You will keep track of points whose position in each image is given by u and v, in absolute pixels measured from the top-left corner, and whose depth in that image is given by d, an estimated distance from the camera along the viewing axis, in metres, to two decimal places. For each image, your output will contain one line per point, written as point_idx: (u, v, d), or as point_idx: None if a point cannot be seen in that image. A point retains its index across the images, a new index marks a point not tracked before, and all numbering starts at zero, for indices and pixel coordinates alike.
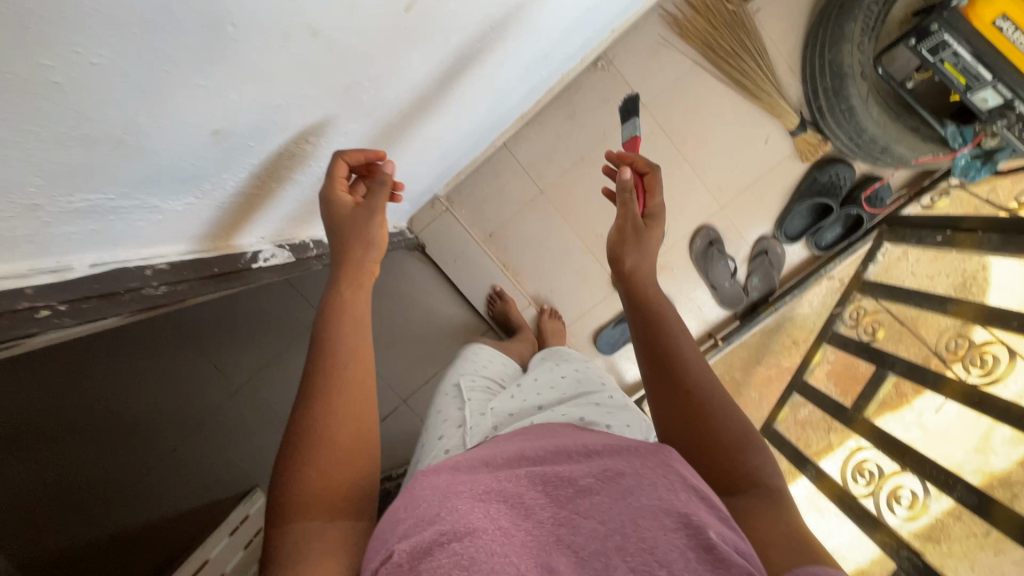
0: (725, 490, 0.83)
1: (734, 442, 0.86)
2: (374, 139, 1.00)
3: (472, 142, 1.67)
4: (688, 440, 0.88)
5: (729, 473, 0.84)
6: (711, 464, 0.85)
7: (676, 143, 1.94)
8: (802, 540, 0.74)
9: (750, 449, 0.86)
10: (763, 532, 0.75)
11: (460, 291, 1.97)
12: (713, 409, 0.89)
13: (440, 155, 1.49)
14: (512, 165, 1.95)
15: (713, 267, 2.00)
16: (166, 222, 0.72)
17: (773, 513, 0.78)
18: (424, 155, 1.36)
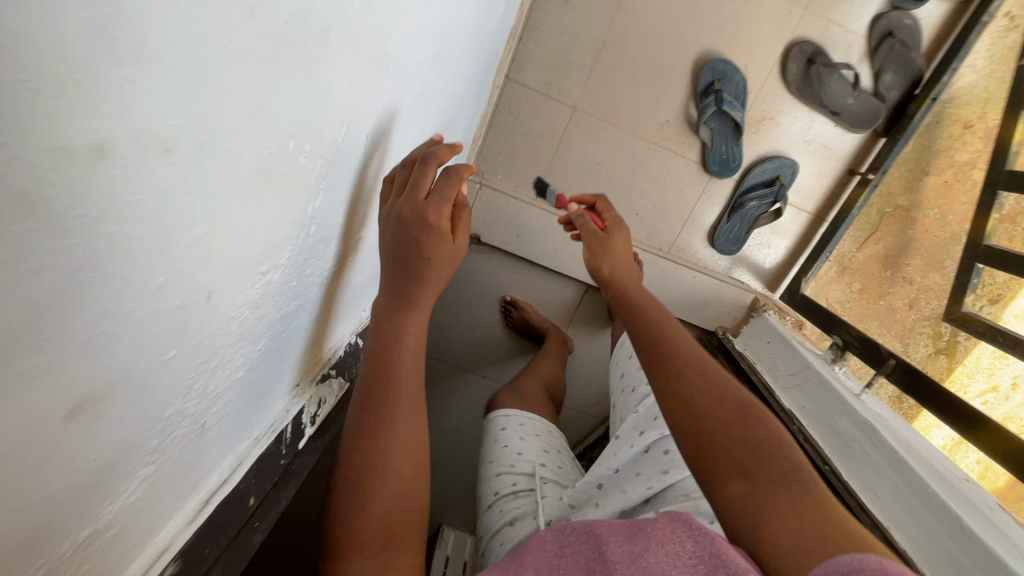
0: (719, 479, 0.64)
1: (736, 407, 0.71)
2: (397, 135, 0.73)
3: (478, 77, 1.21)
4: (681, 419, 0.71)
5: (741, 455, 0.65)
6: (714, 453, 0.66)
7: (726, 29, 1.43)
8: (800, 544, 0.54)
9: (766, 435, 0.67)
10: (772, 528, 0.57)
11: (516, 266, 1.66)
12: (710, 381, 0.73)
13: (457, 102, 1.08)
14: (525, 96, 1.50)
15: (825, 89, 1.44)
16: (172, 495, 0.49)
17: (781, 487, 0.61)
18: (451, 88, 0.96)
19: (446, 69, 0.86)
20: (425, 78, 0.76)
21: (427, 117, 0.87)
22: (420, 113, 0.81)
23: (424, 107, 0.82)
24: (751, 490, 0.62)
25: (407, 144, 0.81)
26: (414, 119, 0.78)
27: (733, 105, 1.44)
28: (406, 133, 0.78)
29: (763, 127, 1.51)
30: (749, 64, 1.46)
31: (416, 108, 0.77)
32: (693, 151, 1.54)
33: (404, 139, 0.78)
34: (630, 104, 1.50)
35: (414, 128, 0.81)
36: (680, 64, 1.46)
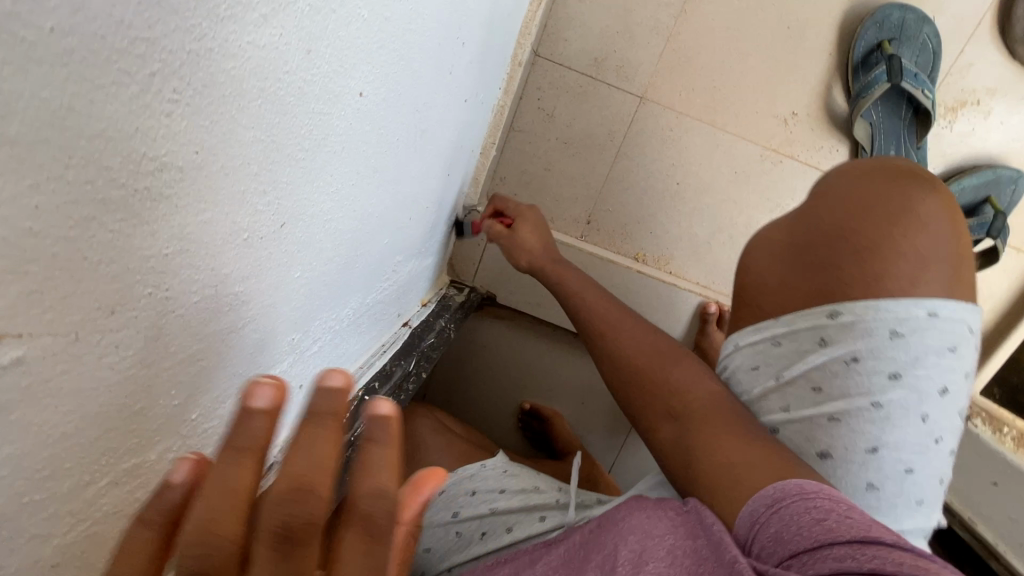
0: (651, 425, 0.59)
1: (665, 354, 0.63)
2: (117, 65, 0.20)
3: (485, 34, 0.65)
4: (614, 370, 0.67)
5: (669, 401, 0.58)
6: (643, 398, 0.61)
7: None
8: (721, 481, 0.48)
9: (699, 378, 0.59)
10: (709, 468, 0.50)
11: (550, 336, 1.11)
12: (631, 344, 0.66)
13: (435, 69, 0.52)
14: (565, 82, 0.97)
15: None
16: None
17: (721, 440, 0.51)
18: (405, 18, 0.40)
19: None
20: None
21: (298, 78, 0.29)
22: (228, 51, 0.23)
23: (254, 35, 0.25)
24: (681, 442, 0.54)
25: (197, 155, 0.24)
26: (189, 68, 0.22)
27: (918, 79, 0.88)
28: (164, 118, 0.21)
29: (961, 116, 0.91)
30: (934, 16, 0.89)
31: (182, 18, 0.20)
32: (838, 162, 0.95)
33: (159, 137, 0.21)
34: (734, 88, 0.94)
35: (222, 101, 0.24)
36: (818, 21, 0.90)
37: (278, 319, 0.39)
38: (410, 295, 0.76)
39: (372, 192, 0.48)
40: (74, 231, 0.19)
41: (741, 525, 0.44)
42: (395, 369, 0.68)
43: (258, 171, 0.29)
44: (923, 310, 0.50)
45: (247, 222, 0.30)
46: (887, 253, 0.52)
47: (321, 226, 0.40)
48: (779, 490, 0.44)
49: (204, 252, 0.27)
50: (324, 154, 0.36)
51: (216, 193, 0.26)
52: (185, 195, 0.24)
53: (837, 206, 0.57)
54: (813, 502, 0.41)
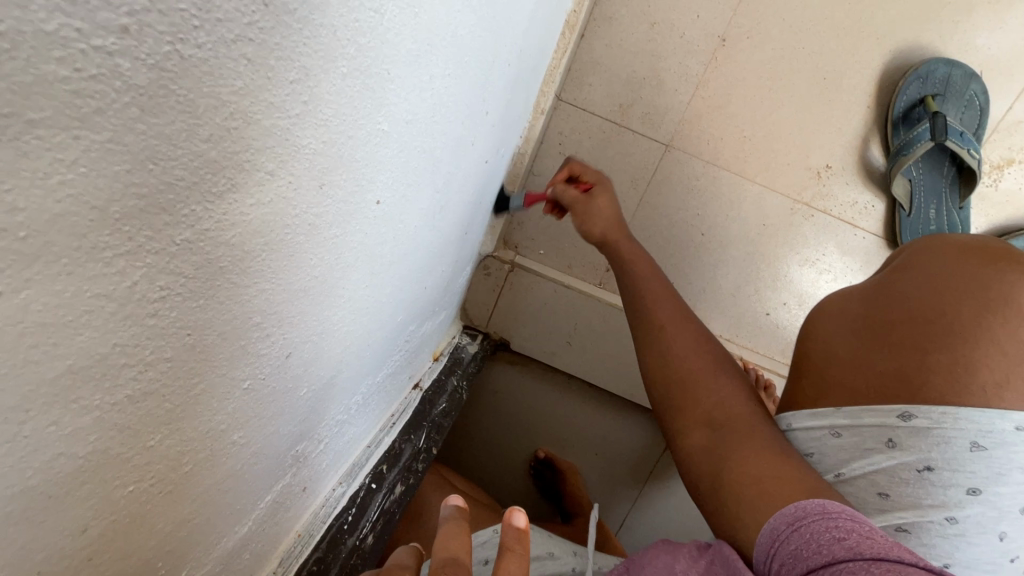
0: (680, 424, 0.51)
1: (714, 359, 0.55)
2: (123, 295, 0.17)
3: (509, 94, 0.61)
4: (652, 358, 0.57)
5: (705, 405, 0.51)
6: (679, 399, 0.53)
7: (932, 12, 0.83)
8: (750, 493, 0.42)
9: (741, 390, 0.52)
10: (736, 480, 0.44)
11: (565, 384, 1.07)
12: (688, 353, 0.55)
13: (456, 147, 0.48)
14: (589, 128, 0.94)
15: None
16: None
17: (757, 455, 0.45)
18: (426, 115, 0.36)
19: (372, 57, 0.26)
20: (191, 73, 0.15)
21: (307, 215, 0.26)
22: (228, 221, 0.20)
23: (258, 193, 0.21)
24: (721, 453, 0.47)
25: (190, 337, 0.21)
26: (179, 258, 0.18)
27: (964, 138, 0.85)
28: (149, 318, 0.18)
29: (1007, 175, 0.87)
30: (981, 70, 0.85)
31: (172, 213, 0.17)
32: (873, 218, 0.90)
33: (144, 340, 0.18)
34: (765, 138, 0.90)
35: (219, 274, 0.21)
36: (856, 73, 0.86)
37: (280, 440, 0.35)
38: (424, 356, 0.72)
39: (387, 284, 0.45)
40: (35, 479, 0.16)
41: (761, 544, 0.39)
42: (403, 448, 0.65)
43: (259, 321, 0.26)
44: (1010, 424, 0.45)
45: (245, 372, 0.27)
46: (979, 344, 0.47)
47: (327, 338, 0.37)
48: (801, 507, 0.39)
49: (197, 421, 0.24)
50: (334, 272, 0.33)
51: (210, 362, 0.23)
52: (174, 385, 0.21)
53: (932, 287, 0.51)
54: (836, 521, 0.36)
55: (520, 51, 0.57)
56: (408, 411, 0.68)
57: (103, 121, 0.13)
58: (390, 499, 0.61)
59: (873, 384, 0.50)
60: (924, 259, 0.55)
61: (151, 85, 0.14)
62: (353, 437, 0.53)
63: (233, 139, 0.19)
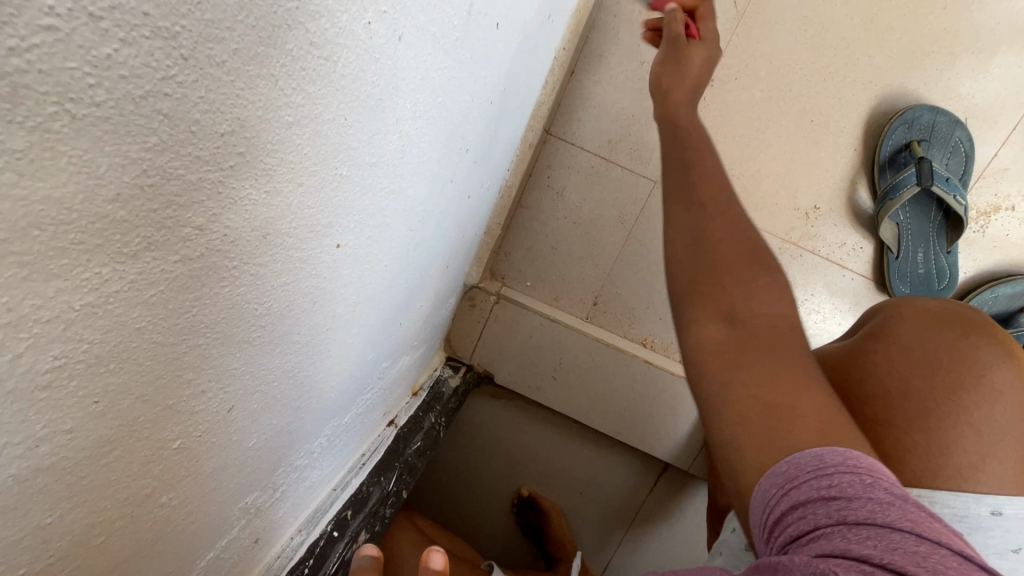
0: (698, 313, 0.47)
1: (754, 250, 0.49)
2: (4, 370, 0.15)
3: (491, 131, 0.61)
4: (684, 235, 0.51)
5: (737, 305, 0.46)
6: (704, 284, 0.48)
7: (917, 59, 0.84)
8: (771, 416, 0.40)
9: (780, 289, 0.47)
10: (746, 396, 0.41)
11: (551, 419, 1.04)
12: (727, 243, 0.49)
13: (432, 185, 0.48)
14: (578, 161, 0.94)
15: None
16: None
17: (778, 374, 0.41)
18: (394, 156, 0.36)
19: (325, 104, 0.25)
20: (87, 133, 0.14)
21: (248, 267, 0.25)
22: (145, 282, 0.19)
23: (184, 250, 0.20)
24: (739, 355, 0.43)
25: (97, 405, 0.19)
26: (79, 325, 0.17)
27: (949, 184, 0.85)
28: (41, 391, 0.16)
29: (995, 221, 0.87)
30: (966, 117, 0.85)
31: (68, 279, 0.16)
32: (861, 260, 0.90)
33: (34, 415, 0.17)
34: (752, 177, 0.89)
35: (134, 337, 0.19)
36: (842, 116, 0.87)
37: (226, 491, 0.34)
38: (400, 392, 0.70)
39: (355, 319, 0.44)
40: None
41: (755, 505, 0.38)
42: (371, 492, 0.62)
43: (192, 377, 0.24)
44: (986, 508, 0.42)
45: (176, 431, 0.25)
46: (950, 425, 0.45)
47: (282, 383, 0.35)
48: (793, 462, 0.37)
49: (111, 489, 0.22)
50: (287, 319, 0.31)
51: (127, 427, 0.21)
52: (76, 456, 0.19)
53: (903, 359, 0.49)
54: (829, 479, 0.35)
55: (503, 88, 0.57)
56: (379, 450, 0.66)
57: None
58: (352, 548, 0.57)
59: None
60: (894, 324, 0.51)
61: (33, 150, 0.13)
62: (313, 480, 0.50)
63: (147, 197, 0.17)
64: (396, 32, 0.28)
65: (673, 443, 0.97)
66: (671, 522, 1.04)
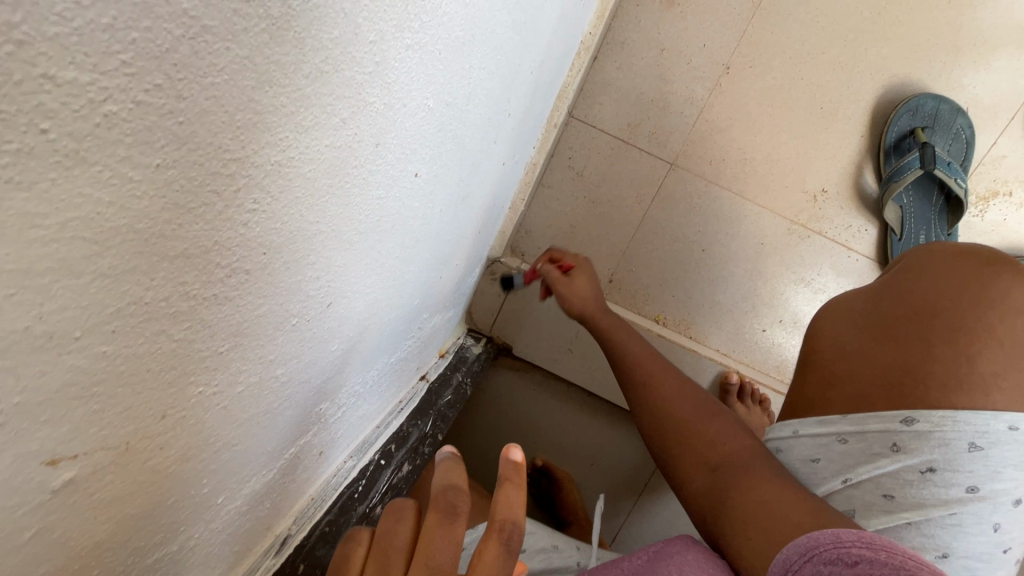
0: (683, 472, 0.56)
1: (702, 404, 0.61)
2: (233, 198, 0.20)
3: (528, 104, 0.66)
4: (649, 423, 0.63)
5: (706, 453, 0.56)
6: (679, 452, 0.58)
7: (922, 51, 0.89)
8: (768, 517, 0.45)
9: (734, 427, 0.58)
10: (742, 508, 0.48)
11: (566, 392, 1.08)
12: (676, 408, 0.61)
13: (482, 143, 0.52)
14: (598, 143, 0.98)
15: None
16: None
17: (756, 484, 0.49)
18: (462, 102, 0.40)
19: (429, 35, 0.29)
20: (304, 13, 0.19)
21: (363, 170, 0.29)
22: (308, 156, 0.23)
23: (332, 136, 0.25)
24: (718, 488, 0.52)
25: (264, 256, 0.24)
26: (270, 177, 0.21)
27: (951, 168, 0.89)
28: (241, 227, 0.21)
29: (993, 206, 0.91)
30: (967, 106, 0.90)
31: (273, 134, 0.20)
32: (866, 242, 0.95)
33: (234, 246, 0.21)
34: (763, 162, 0.95)
35: (294, 202, 0.24)
36: (850, 104, 0.92)
37: (313, 388, 0.38)
38: (432, 349, 0.75)
39: (411, 260, 0.48)
40: (142, 348, 0.19)
41: (776, 572, 0.41)
42: (411, 431, 0.67)
43: (315, 261, 0.29)
44: (1003, 423, 0.47)
45: (296, 309, 0.30)
46: (978, 338, 0.50)
47: (355, 304, 0.39)
48: (814, 538, 0.40)
49: (254, 345, 0.27)
50: (372, 236, 0.36)
51: (274, 286, 0.26)
52: (245, 298, 0.24)
53: (930, 288, 0.55)
54: (849, 550, 0.38)
55: (541, 62, 0.62)
56: (415, 399, 0.70)
57: (244, 40, 0.17)
58: (398, 476, 0.63)
59: (879, 373, 0.53)
60: (927, 262, 0.58)
61: (280, 17, 0.18)
62: (363, 414, 0.55)
63: (323, 81, 0.22)
64: None
65: None
66: None
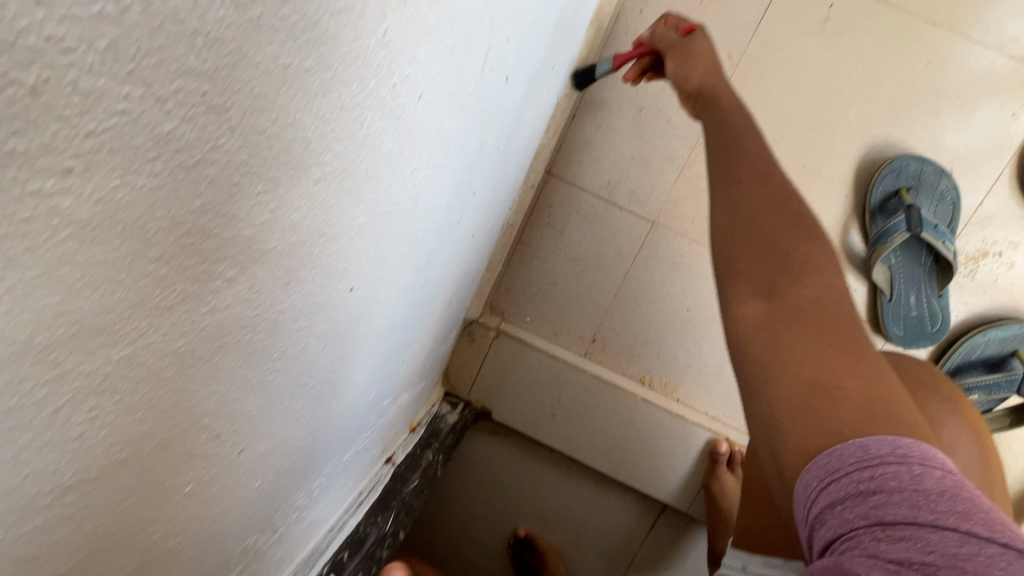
0: (737, 293, 0.47)
1: (802, 224, 0.48)
2: (62, 421, 0.16)
3: (498, 174, 0.63)
4: (726, 210, 0.51)
5: (776, 276, 0.45)
6: (744, 265, 0.48)
7: (903, 111, 0.88)
8: (818, 405, 0.38)
9: (825, 262, 0.46)
10: (797, 388, 0.39)
11: (549, 457, 1.03)
12: (769, 216, 0.49)
13: (440, 227, 0.49)
14: (578, 202, 0.96)
15: None
16: None
17: (841, 365, 0.39)
18: (407, 203, 0.37)
19: (347, 160, 0.26)
20: (141, 202, 0.15)
21: (269, 315, 0.25)
22: (176, 332, 0.19)
23: (214, 301, 0.21)
24: (772, 327, 0.43)
25: (121, 453, 0.20)
26: (115, 377, 0.17)
27: (938, 231, 0.86)
28: (73, 442, 0.17)
29: (984, 266, 0.89)
30: (951, 166, 0.88)
31: (113, 332, 0.17)
32: (855, 301, 0.92)
33: (65, 465, 0.17)
34: None
35: (162, 385, 0.20)
36: (833, 163, 0.90)
37: (237, 525, 0.34)
38: (399, 429, 0.70)
39: (360, 360, 0.44)
40: None
41: (798, 498, 0.36)
42: (367, 534, 0.61)
43: (209, 422, 0.25)
44: None
45: (189, 476, 0.25)
46: None
47: (286, 428, 0.35)
48: (837, 453, 0.35)
49: (124, 537, 0.22)
50: (298, 362, 0.32)
51: (147, 472, 0.22)
52: (95, 505, 0.19)
53: None
54: (873, 470, 0.33)
55: (508, 136, 0.59)
56: (376, 491, 0.65)
57: (34, 261, 0.13)
58: None
59: None
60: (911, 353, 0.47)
61: (97, 218, 0.14)
62: (308, 524, 0.50)
63: (187, 255, 0.18)
64: (415, 91, 0.30)
65: (673, 482, 0.97)
66: (671, 565, 1.03)
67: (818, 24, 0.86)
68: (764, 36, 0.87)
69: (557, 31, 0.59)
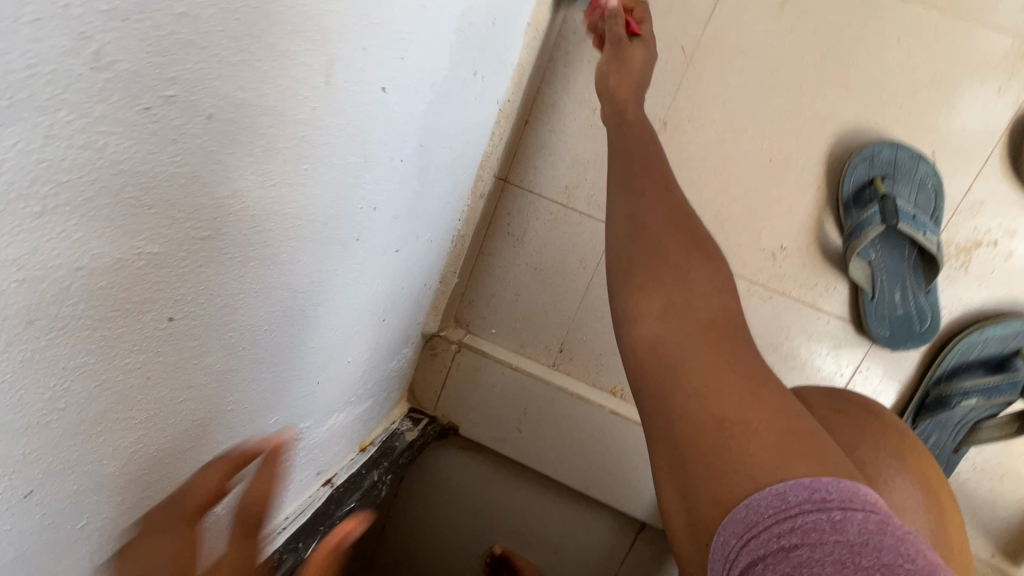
0: (636, 312, 0.49)
1: (700, 247, 0.51)
2: None
3: (417, 188, 0.62)
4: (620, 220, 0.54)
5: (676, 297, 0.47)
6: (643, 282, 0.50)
7: (875, 96, 0.81)
8: (722, 438, 0.39)
9: (719, 284, 0.49)
10: (698, 423, 0.41)
11: (522, 473, 1.00)
12: (664, 236, 0.51)
13: (327, 247, 0.47)
14: (536, 208, 0.93)
15: None
16: None
17: (742, 394, 0.41)
18: (242, 227, 0.35)
19: (93, 189, 0.24)
20: None
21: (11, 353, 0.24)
22: None
23: None
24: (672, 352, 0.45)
25: None
26: None
27: (917, 222, 0.80)
28: None
29: (977, 257, 0.81)
30: (933, 151, 0.81)
31: None
32: (836, 301, 0.85)
33: None
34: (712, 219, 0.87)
35: None
36: (802, 154, 0.84)
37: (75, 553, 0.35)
38: (333, 453, 0.70)
39: (235, 387, 0.43)
40: None
41: (715, 558, 0.37)
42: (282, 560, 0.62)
43: None
44: None
45: None
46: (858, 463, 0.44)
47: (111, 463, 0.34)
48: (754, 506, 0.36)
49: None
50: (100, 400, 0.31)
51: None
52: None
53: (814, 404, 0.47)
54: (793, 521, 0.34)
55: (417, 148, 0.57)
56: (301, 518, 0.66)
57: None
58: None
59: None
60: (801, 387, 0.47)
61: None
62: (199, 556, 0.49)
63: None
64: (200, 112, 0.28)
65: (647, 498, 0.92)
66: None
67: (776, 7, 0.82)
68: (719, 23, 0.83)
69: (464, 38, 0.57)
